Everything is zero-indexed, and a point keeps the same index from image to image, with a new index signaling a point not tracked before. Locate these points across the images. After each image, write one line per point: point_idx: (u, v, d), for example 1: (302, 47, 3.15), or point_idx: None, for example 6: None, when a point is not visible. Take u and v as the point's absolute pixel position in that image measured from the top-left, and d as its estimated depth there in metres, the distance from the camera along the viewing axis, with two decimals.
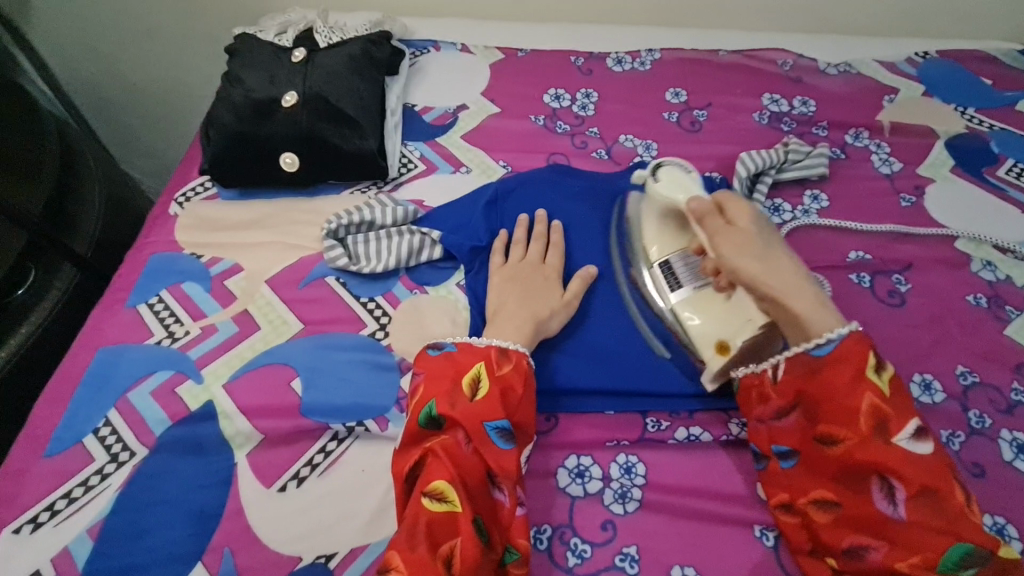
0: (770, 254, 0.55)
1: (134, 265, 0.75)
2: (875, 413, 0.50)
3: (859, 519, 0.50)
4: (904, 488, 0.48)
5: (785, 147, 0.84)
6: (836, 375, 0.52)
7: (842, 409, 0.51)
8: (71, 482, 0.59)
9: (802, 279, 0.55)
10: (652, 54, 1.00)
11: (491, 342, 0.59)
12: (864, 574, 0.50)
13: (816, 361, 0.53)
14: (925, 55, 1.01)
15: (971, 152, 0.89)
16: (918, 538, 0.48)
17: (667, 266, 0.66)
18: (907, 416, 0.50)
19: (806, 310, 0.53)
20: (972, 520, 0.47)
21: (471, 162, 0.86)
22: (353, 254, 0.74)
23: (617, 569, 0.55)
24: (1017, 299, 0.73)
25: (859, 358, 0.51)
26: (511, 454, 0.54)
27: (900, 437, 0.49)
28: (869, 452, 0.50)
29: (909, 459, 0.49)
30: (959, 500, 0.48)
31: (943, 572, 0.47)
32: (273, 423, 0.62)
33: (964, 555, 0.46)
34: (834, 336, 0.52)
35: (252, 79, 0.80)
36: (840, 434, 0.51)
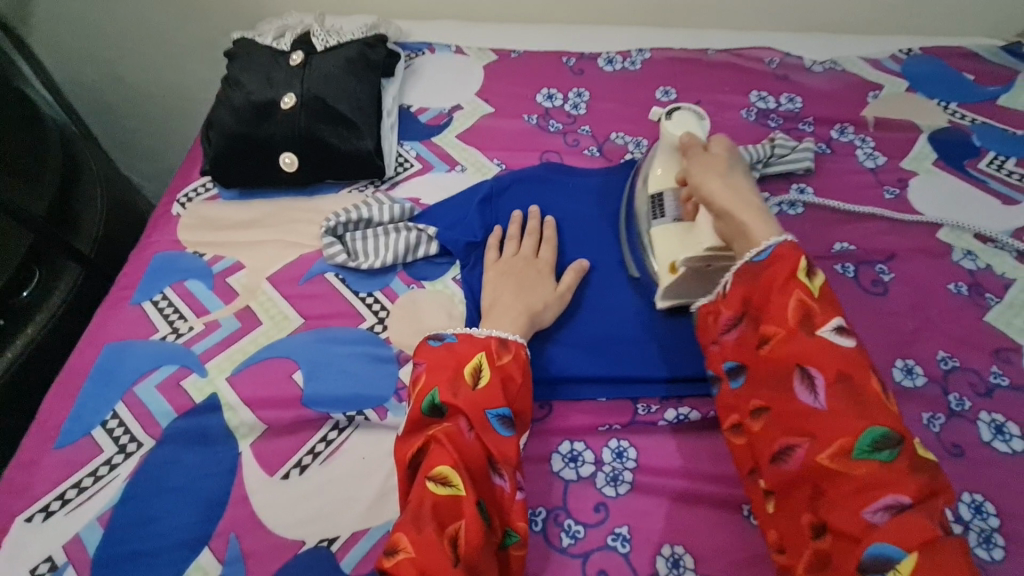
0: (735, 181, 0.60)
1: (138, 264, 0.77)
2: (802, 309, 0.51)
3: (785, 417, 0.50)
4: (822, 377, 0.49)
5: (772, 142, 0.86)
6: (770, 277, 0.53)
7: (773, 308, 0.52)
8: (81, 473, 0.61)
9: (756, 201, 0.58)
10: (642, 54, 1.02)
11: (491, 333, 0.61)
12: (791, 477, 0.49)
13: (757, 266, 0.54)
14: (909, 51, 1.04)
15: (954, 146, 0.91)
16: (838, 428, 0.48)
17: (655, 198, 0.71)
18: (833, 312, 0.51)
19: (752, 222, 0.56)
20: (890, 411, 0.47)
21: (466, 160, 0.88)
22: (351, 250, 0.76)
23: (609, 548, 0.57)
24: (997, 286, 0.76)
25: (793, 261, 0.52)
26: (511, 440, 0.56)
27: (823, 329, 0.50)
28: (794, 345, 0.51)
29: (830, 350, 0.49)
30: (876, 390, 0.48)
31: (858, 458, 0.46)
32: (276, 414, 0.64)
33: (879, 439, 0.46)
34: (771, 243, 0.54)
35: (251, 82, 0.82)
36: (771, 332, 0.52)
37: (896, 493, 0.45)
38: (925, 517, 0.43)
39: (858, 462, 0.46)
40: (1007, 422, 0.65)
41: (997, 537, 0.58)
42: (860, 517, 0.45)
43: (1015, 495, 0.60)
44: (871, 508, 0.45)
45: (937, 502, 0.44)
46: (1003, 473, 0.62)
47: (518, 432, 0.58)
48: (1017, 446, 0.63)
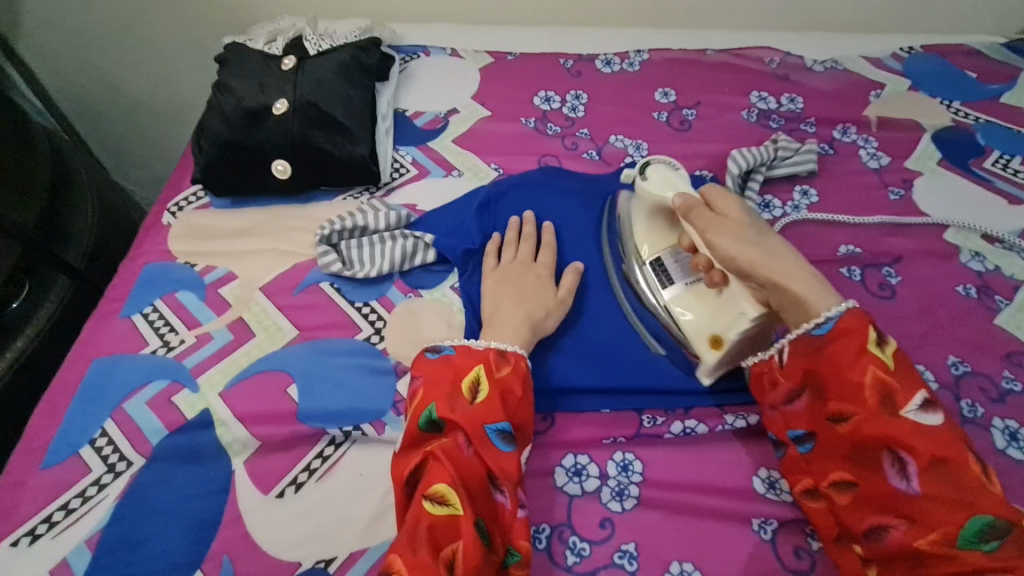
0: (767, 241, 0.57)
1: (127, 275, 0.75)
2: (878, 386, 0.50)
3: (875, 497, 0.50)
4: (915, 462, 0.48)
5: (774, 144, 0.84)
6: (837, 349, 0.52)
7: (847, 384, 0.51)
8: (69, 493, 0.59)
9: (794, 261, 0.56)
10: (640, 55, 1.01)
11: (489, 345, 0.59)
12: (888, 554, 0.49)
13: (816, 340, 0.54)
14: (910, 49, 1.02)
15: (958, 145, 0.90)
16: (937, 513, 0.47)
17: (660, 264, 0.67)
18: (913, 387, 0.49)
19: (805, 291, 0.54)
20: (995, 493, 0.46)
21: (463, 165, 0.86)
22: (346, 259, 0.74)
23: (616, 566, 0.55)
24: (1006, 288, 0.74)
25: (862, 332, 0.52)
26: (512, 455, 0.54)
27: (907, 409, 0.49)
28: (875, 426, 0.50)
29: (919, 432, 0.48)
30: (977, 471, 0.47)
31: (962, 547, 0.45)
32: (270, 429, 0.62)
33: (985, 528, 0.45)
34: (830, 315, 0.53)
35: (241, 87, 0.80)
36: (847, 410, 0.51)
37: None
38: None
39: (962, 552, 0.45)
40: (1021, 428, 0.63)
41: None
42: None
43: None
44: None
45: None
46: (1019, 481, 0.60)
47: (519, 446, 0.56)
48: None
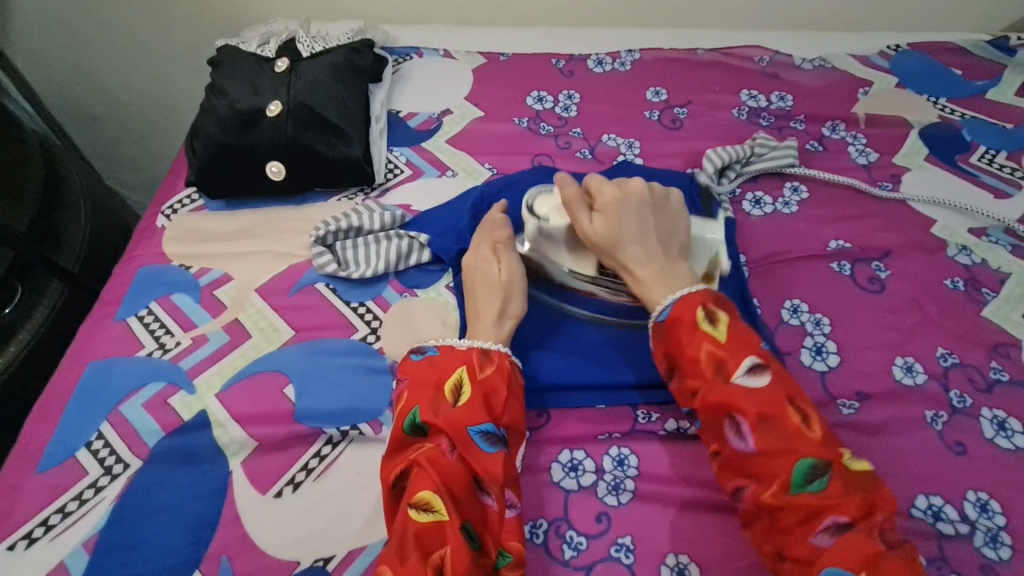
0: (621, 228, 0.60)
1: (122, 278, 0.75)
2: (713, 358, 0.53)
3: (729, 464, 0.51)
4: (747, 421, 0.50)
5: (754, 142, 0.86)
6: (676, 333, 0.55)
7: (687, 360, 0.54)
8: (65, 496, 0.59)
9: (646, 248, 0.60)
10: (631, 54, 1.01)
11: (472, 345, 0.60)
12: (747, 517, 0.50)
13: (663, 326, 0.57)
14: (896, 47, 1.04)
15: (944, 141, 0.91)
16: (773, 467, 0.49)
17: (605, 272, 0.67)
18: (742, 354, 0.52)
19: (648, 274, 0.59)
20: (813, 438, 0.49)
21: (457, 165, 0.87)
22: (341, 260, 0.75)
23: (613, 560, 0.55)
24: (993, 281, 0.76)
25: (690, 312, 0.55)
26: (498, 456, 0.54)
27: (737, 374, 0.52)
28: (714, 394, 0.52)
29: (747, 394, 0.51)
30: (797, 421, 0.50)
31: (795, 492, 0.48)
32: (267, 430, 0.62)
33: (809, 470, 0.48)
34: (669, 300, 0.57)
35: (235, 90, 0.80)
36: (694, 385, 0.53)
37: (836, 516, 0.46)
38: (863, 534, 0.46)
39: (797, 497, 0.47)
40: (1008, 418, 0.64)
41: (1004, 536, 0.57)
42: (808, 545, 0.47)
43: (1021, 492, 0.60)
44: (816, 535, 0.47)
45: (875, 518, 0.46)
46: (1007, 470, 0.61)
47: (510, 448, 0.57)
48: (1020, 442, 0.63)
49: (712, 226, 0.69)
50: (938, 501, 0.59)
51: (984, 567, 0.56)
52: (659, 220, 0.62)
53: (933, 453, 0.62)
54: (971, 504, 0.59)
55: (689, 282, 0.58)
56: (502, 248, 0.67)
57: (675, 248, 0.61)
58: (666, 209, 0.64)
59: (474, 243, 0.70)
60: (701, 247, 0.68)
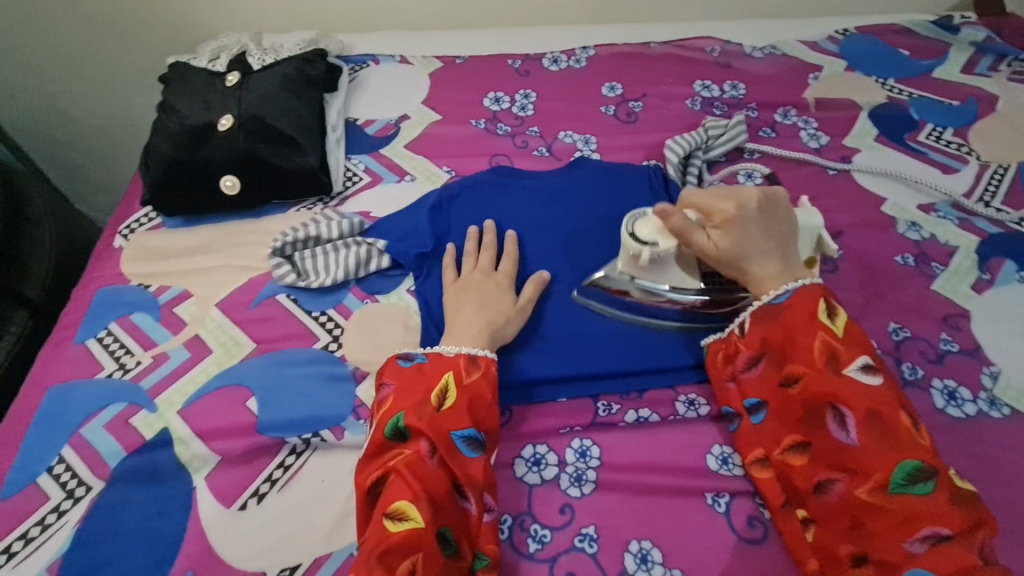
0: (745, 240, 0.59)
1: (80, 301, 0.75)
2: (828, 349, 0.56)
3: (825, 454, 0.54)
4: (854, 414, 0.53)
5: (704, 127, 0.88)
6: (790, 320, 0.58)
7: (798, 348, 0.57)
8: (27, 522, 0.58)
9: (769, 252, 0.60)
10: (586, 51, 1.03)
11: (460, 351, 0.61)
12: (831, 511, 0.53)
13: (777, 309, 0.59)
14: (845, 32, 1.06)
15: (894, 120, 0.93)
16: (875, 464, 0.51)
17: (710, 278, 0.66)
18: (858, 351, 0.55)
19: (775, 276, 0.60)
20: (923, 444, 0.51)
21: (415, 170, 0.87)
22: (301, 270, 0.75)
23: (577, 550, 0.56)
24: (942, 254, 0.77)
25: (811, 303, 0.57)
26: (478, 461, 0.55)
27: (850, 368, 0.54)
28: (823, 385, 0.55)
29: (858, 389, 0.53)
30: (907, 424, 0.52)
31: (896, 492, 0.50)
32: (230, 444, 0.62)
33: (915, 472, 0.50)
34: (791, 287, 0.59)
35: (186, 106, 0.80)
36: (798, 371, 0.56)
37: (939, 525, 0.48)
38: (963, 546, 0.47)
39: (897, 496, 0.50)
40: (958, 387, 0.66)
41: None
42: (902, 548, 0.49)
43: (971, 459, 0.62)
44: (911, 539, 0.49)
45: (979, 534, 0.47)
46: (957, 438, 0.63)
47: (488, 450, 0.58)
48: (970, 410, 0.65)
49: (813, 211, 0.67)
50: None
51: None
52: (775, 225, 0.61)
53: None
54: None
55: (805, 273, 0.61)
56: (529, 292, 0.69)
57: (793, 247, 0.62)
58: (780, 213, 0.61)
59: (488, 269, 0.71)
60: (807, 234, 0.66)
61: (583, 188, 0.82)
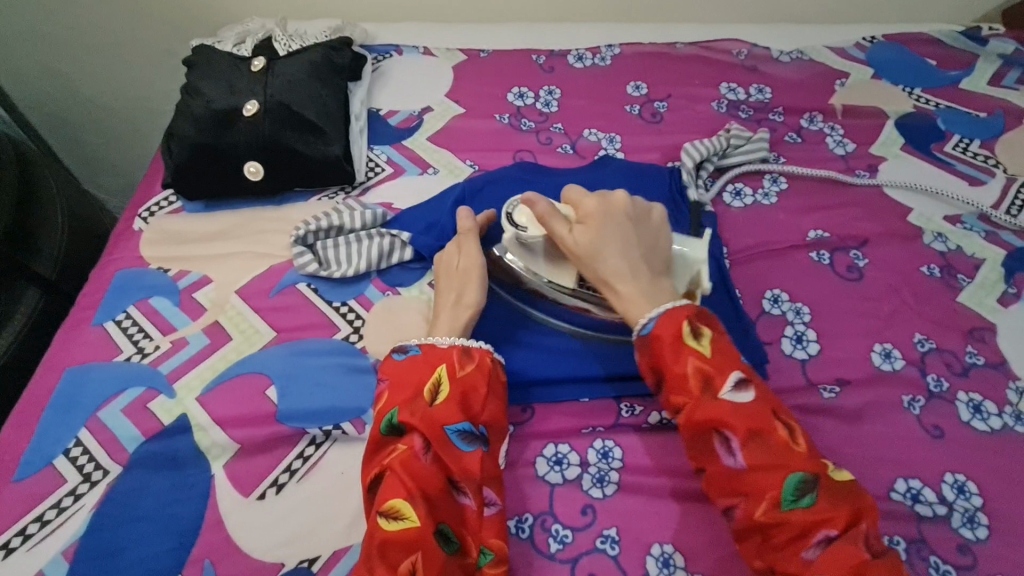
0: (602, 240, 0.58)
1: (99, 283, 0.74)
2: (699, 374, 0.51)
3: (718, 482, 0.50)
4: (736, 437, 0.49)
5: (727, 133, 0.87)
6: (658, 348, 0.53)
7: (672, 377, 0.52)
8: (43, 505, 0.58)
9: (631, 262, 0.57)
10: (612, 49, 1.02)
11: (454, 342, 0.60)
12: (740, 534, 0.50)
13: (647, 340, 0.55)
14: (872, 39, 1.05)
15: (920, 130, 0.92)
16: (762, 483, 0.48)
17: (585, 285, 0.64)
18: (727, 368, 0.51)
19: (633, 291, 0.56)
20: (801, 451, 0.49)
21: (438, 163, 0.87)
22: (322, 259, 0.74)
23: (598, 551, 0.56)
24: (968, 267, 0.77)
25: (674, 327, 0.53)
26: (475, 454, 0.54)
27: (724, 390, 0.51)
28: (702, 413, 0.50)
29: (734, 410, 0.50)
30: (784, 436, 0.49)
31: (787, 509, 0.47)
32: (249, 432, 0.62)
33: (800, 484, 0.47)
34: (653, 314, 0.54)
35: (211, 90, 0.80)
36: (679, 402, 0.52)
37: (828, 530, 0.46)
38: (852, 546, 0.46)
39: (787, 513, 0.47)
40: (983, 401, 0.66)
41: (981, 516, 0.59)
42: (799, 561, 0.47)
43: (996, 473, 0.61)
44: (806, 548, 0.47)
45: (862, 526, 0.47)
46: (982, 452, 0.62)
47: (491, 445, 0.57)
48: (995, 424, 0.64)
49: (701, 245, 0.64)
50: (917, 484, 0.60)
51: (962, 547, 0.57)
52: (642, 237, 0.59)
53: (910, 437, 0.63)
54: (948, 486, 0.60)
55: (671, 296, 0.56)
56: (466, 238, 0.68)
57: (659, 268, 0.59)
58: (650, 229, 0.61)
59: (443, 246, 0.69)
60: (683, 266, 0.64)
61: (606, 187, 0.81)
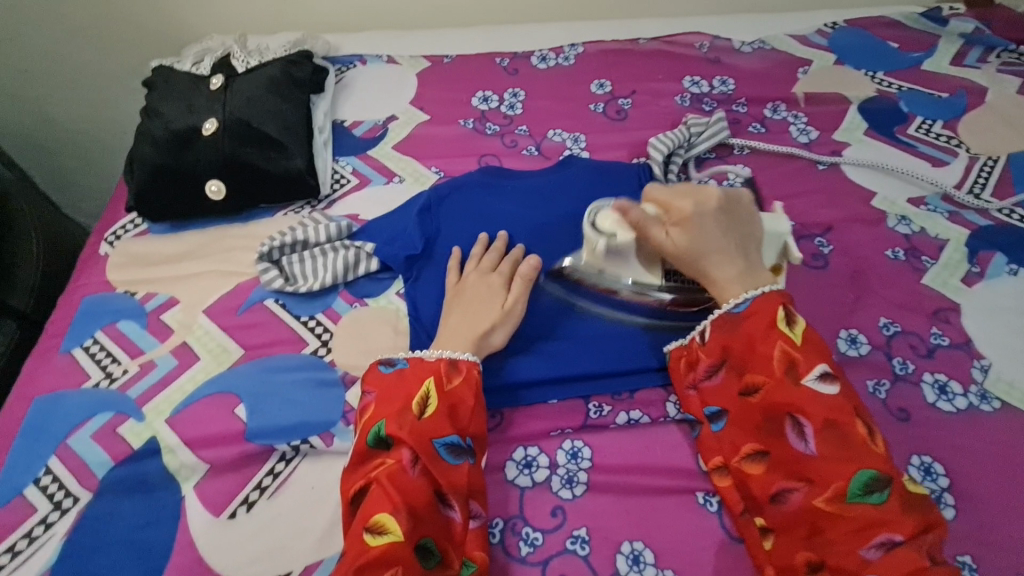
0: (700, 238, 0.59)
1: (66, 310, 0.74)
2: (786, 358, 0.54)
3: (783, 463, 0.53)
4: (812, 425, 0.52)
5: (687, 125, 0.88)
6: (750, 328, 0.57)
7: (757, 357, 0.56)
8: (14, 536, 0.58)
9: (729, 253, 0.59)
10: (575, 48, 1.02)
11: (441, 355, 0.60)
12: (788, 520, 0.52)
13: (736, 318, 0.58)
14: (834, 25, 1.05)
15: (883, 114, 0.93)
16: (832, 474, 0.50)
17: (671, 277, 0.66)
18: (815, 359, 0.54)
19: (733, 280, 0.59)
20: (878, 452, 0.51)
21: (404, 171, 0.87)
22: (289, 275, 0.74)
23: (569, 552, 0.56)
24: (932, 248, 0.77)
25: (770, 310, 0.56)
26: (461, 467, 0.55)
27: (808, 378, 0.53)
28: (782, 395, 0.54)
29: (816, 398, 0.53)
30: (863, 433, 0.51)
31: (852, 501, 0.49)
32: (219, 451, 0.62)
33: (870, 482, 0.49)
34: (749, 295, 0.58)
35: (169, 110, 0.80)
36: (759, 381, 0.55)
37: (891, 531, 0.48)
38: (914, 551, 0.47)
39: (853, 505, 0.49)
40: (949, 381, 0.66)
41: (947, 496, 0.59)
42: (856, 555, 0.48)
43: (962, 453, 0.62)
44: (867, 546, 0.48)
45: (927, 536, 0.48)
46: (948, 433, 0.63)
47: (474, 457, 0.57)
48: (960, 404, 0.65)
49: (780, 217, 0.65)
50: None
51: None
52: (735, 226, 0.61)
53: (877, 421, 0.63)
54: (915, 468, 0.61)
55: (768, 280, 0.60)
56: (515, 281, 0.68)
57: (755, 251, 0.61)
58: (741, 215, 0.61)
59: (485, 269, 0.69)
60: (771, 240, 0.64)
61: (571, 188, 0.81)
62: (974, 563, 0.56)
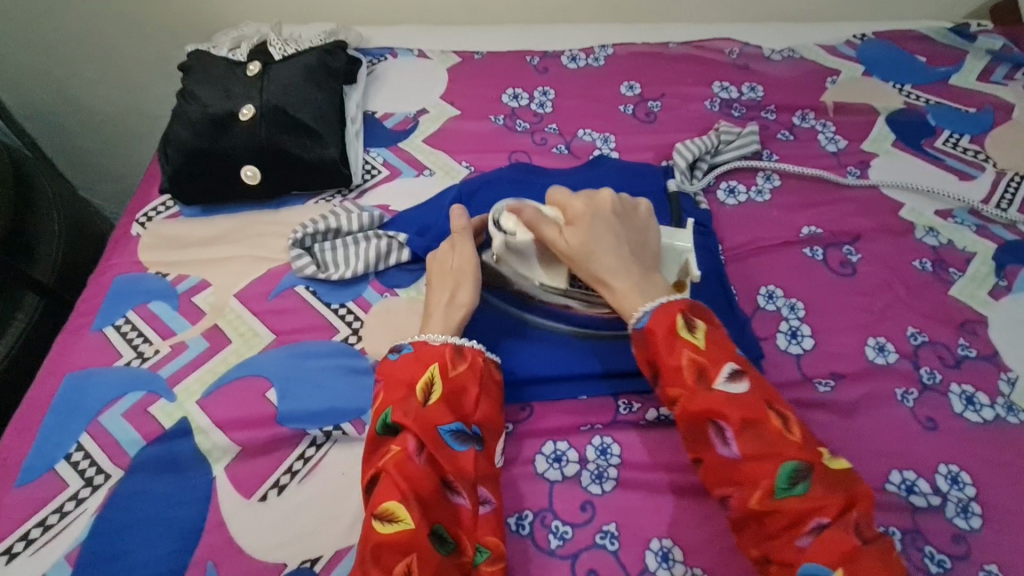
0: (591, 240, 0.59)
1: (97, 288, 0.74)
2: (694, 365, 0.53)
3: (712, 471, 0.52)
4: (730, 427, 0.51)
5: (718, 132, 0.88)
6: (653, 338, 0.55)
7: (668, 367, 0.54)
8: (45, 510, 0.58)
9: (622, 260, 0.59)
10: (605, 50, 1.02)
11: (447, 340, 0.60)
12: (738, 523, 0.51)
13: (641, 332, 0.57)
14: (862, 37, 1.06)
15: (910, 126, 0.93)
16: (758, 472, 0.49)
17: (576, 283, 0.66)
18: (722, 360, 0.53)
19: (628, 288, 0.58)
20: (794, 441, 0.50)
21: (434, 164, 0.87)
22: (320, 262, 0.75)
23: (598, 547, 0.56)
24: (959, 261, 0.78)
25: (669, 318, 0.55)
26: (468, 453, 0.55)
27: (719, 381, 0.52)
28: (697, 404, 0.52)
29: (728, 400, 0.51)
30: (777, 425, 0.50)
31: (780, 497, 0.48)
32: (250, 434, 0.62)
33: (793, 473, 0.48)
34: (648, 308, 0.57)
35: (207, 95, 0.80)
36: (676, 393, 0.54)
37: (820, 517, 0.47)
38: (842, 531, 0.47)
39: (781, 501, 0.48)
40: (976, 392, 0.67)
41: (974, 506, 0.59)
42: (793, 546, 0.48)
43: (989, 464, 0.62)
44: (801, 536, 0.48)
45: (853, 514, 0.47)
46: (975, 443, 0.63)
47: (483, 446, 0.57)
48: (987, 415, 0.65)
49: (683, 233, 0.68)
50: (911, 475, 0.61)
51: (956, 536, 0.58)
52: (630, 234, 0.62)
53: (904, 429, 0.64)
54: (942, 477, 0.61)
55: (665, 290, 0.59)
56: (460, 239, 0.67)
57: (648, 261, 0.61)
58: (636, 224, 0.63)
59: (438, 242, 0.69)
60: (671, 256, 0.66)
61: (601, 187, 0.82)
62: (1000, 572, 0.56)
